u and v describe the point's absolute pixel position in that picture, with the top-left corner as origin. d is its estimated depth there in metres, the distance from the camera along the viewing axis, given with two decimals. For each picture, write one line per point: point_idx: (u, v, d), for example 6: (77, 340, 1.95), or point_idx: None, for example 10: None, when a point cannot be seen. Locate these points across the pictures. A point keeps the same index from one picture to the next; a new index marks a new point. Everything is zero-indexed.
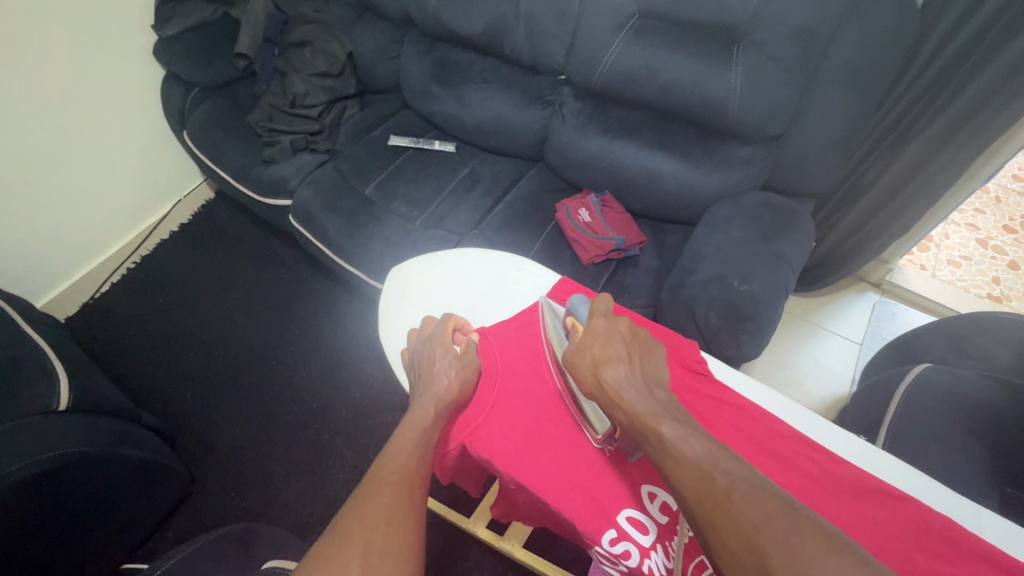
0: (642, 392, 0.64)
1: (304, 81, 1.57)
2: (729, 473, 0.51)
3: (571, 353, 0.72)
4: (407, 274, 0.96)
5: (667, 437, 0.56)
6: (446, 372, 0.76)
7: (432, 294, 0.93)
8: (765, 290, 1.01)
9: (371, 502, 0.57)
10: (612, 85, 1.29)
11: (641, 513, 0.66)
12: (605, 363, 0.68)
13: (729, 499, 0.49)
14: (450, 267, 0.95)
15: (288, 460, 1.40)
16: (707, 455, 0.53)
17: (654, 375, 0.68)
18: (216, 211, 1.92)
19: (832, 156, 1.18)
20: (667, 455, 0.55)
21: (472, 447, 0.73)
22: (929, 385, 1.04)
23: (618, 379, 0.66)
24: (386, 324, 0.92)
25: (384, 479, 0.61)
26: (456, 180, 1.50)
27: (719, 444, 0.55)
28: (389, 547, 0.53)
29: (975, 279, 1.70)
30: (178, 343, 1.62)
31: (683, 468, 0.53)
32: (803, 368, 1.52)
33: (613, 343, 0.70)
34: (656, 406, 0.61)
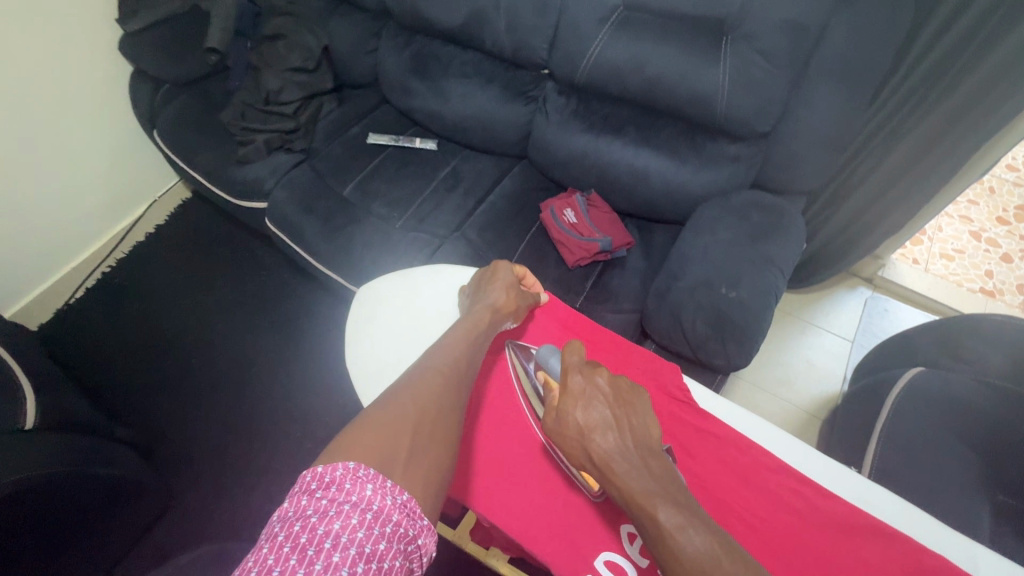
0: (636, 464, 0.59)
1: (277, 77, 1.51)
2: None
3: (552, 419, 0.66)
4: (375, 294, 0.90)
5: (665, 527, 0.53)
6: (502, 289, 0.83)
7: (405, 311, 0.88)
8: (754, 296, 0.98)
9: (418, 393, 0.61)
10: (596, 80, 1.24)
11: (620, 556, 0.66)
12: (590, 430, 0.63)
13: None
14: (423, 283, 0.91)
15: (271, 470, 1.37)
16: (708, 553, 0.50)
17: (644, 436, 0.62)
18: (193, 212, 1.86)
19: (823, 153, 1.14)
20: (664, 548, 0.52)
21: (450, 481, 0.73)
22: (921, 391, 1.01)
23: (607, 450, 0.61)
24: (354, 344, 0.85)
25: (436, 370, 0.66)
26: (437, 180, 1.45)
27: (718, 533, 0.52)
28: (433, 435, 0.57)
29: (967, 273, 1.67)
30: (156, 351, 1.57)
31: (681, 568, 0.51)
32: (793, 367, 1.50)
33: (594, 406, 0.64)
34: (652, 483, 0.57)
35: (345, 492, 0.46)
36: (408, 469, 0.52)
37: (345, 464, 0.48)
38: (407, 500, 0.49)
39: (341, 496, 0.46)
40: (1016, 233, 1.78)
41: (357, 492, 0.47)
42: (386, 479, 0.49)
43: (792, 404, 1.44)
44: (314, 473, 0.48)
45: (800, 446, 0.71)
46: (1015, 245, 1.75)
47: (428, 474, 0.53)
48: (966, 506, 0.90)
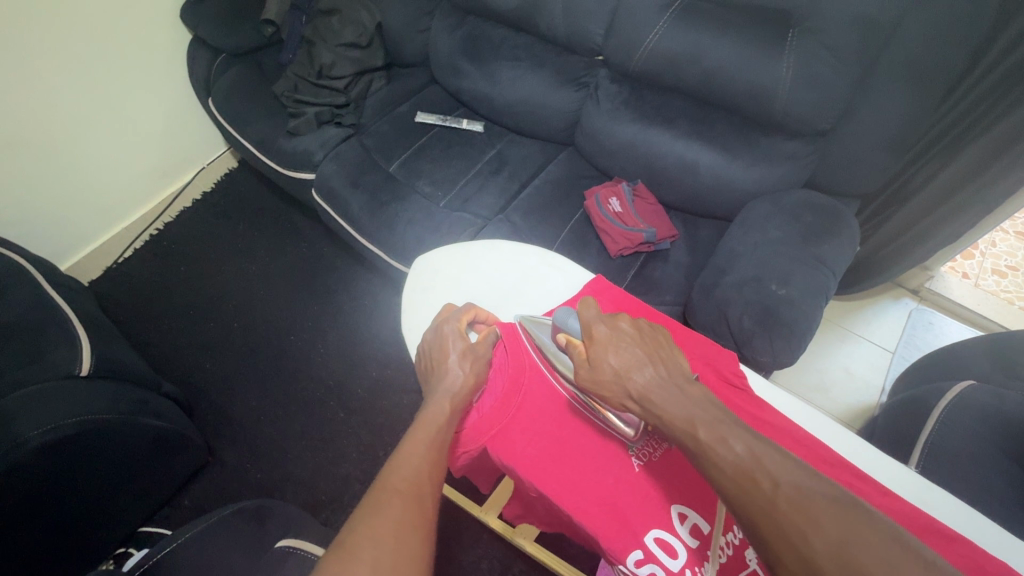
0: (673, 392, 0.58)
1: (330, 51, 1.53)
2: (773, 476, 0.48)
3: (585, 370, 0.65)
4: (428, 267, 0.91)
5: (705, 442, 0.52)
6: (459, 363, 0.73)
7: (456, 287, 0.88)
8: (804, 294, 0.96)
9: (381, 508, 0.52)
10: (651, 70, 1.22)
11: (669, 534, 0.59)
12: (625, 370, 0.62)
13: (774, 507, 0.46)
14: (474, 259, 0.91)
15: (303, 435, 1.40)
16: (749, 458, 0.49)
17: (676, 368, 0.62)
18: (239, 181, 1.91)
19: (884, 156, 1.11)
20: (708, 460, 0.51)
21: (488, 445, 0.68)
22: (970, 403, 0.99)
23: (644, 382, 0.60)
24: (408, 315, 0.87)
25: (393, 488, 0.55)
26: (483, 162, 1.46)
27: (760, 441, 0.51)
28: (403, 557, 0.48)
29: (1020, 290, 1.61)
30: (198, 313, 1.63)
31: (726, 478, 0.49)
32: (830, 375, 1.48)
33: (624, 346, 0.64)
34: (689, 406, 0.56)
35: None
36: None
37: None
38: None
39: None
40: None
41: None
42: None
43: (827, 412, 1.42)
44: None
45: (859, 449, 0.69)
46: None
47: None
48: (1010, 523, 0.88)
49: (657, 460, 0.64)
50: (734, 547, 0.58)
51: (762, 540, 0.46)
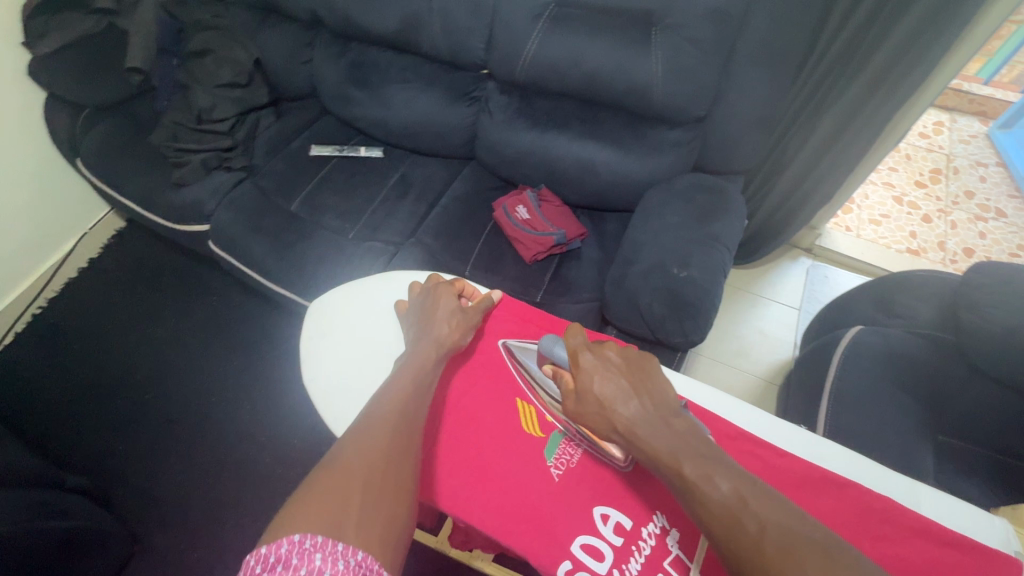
0: (656, 426, 0.60)
1: (208, 92, 1.44)
2: (758, 515, 0.50)
3: (573, 401, 0.67)
4: (327, 308, 0.83)
5: (692, 480, 0.54)
6: (447, 320, 0.75)
7: (361, 328, 0.81)
8: (704, 273, 1.02)
9: (366, 439, 0.58)
10: (537, 76, 1.25)
11: (596, 539, 0.63)
12: (610, 402, 0.64)
13: (762, 550, 0.48)
14: (374, 294, 0.85)
15: (241, 500, 1.32)
16: (733, 498, 0.52)
17: (662, 400, 0.63)
18: (129, 241, 1.76)
19: (755, 134, 1.20)
20: (692, 496, 0.54)
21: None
22: (861, 347, 1.09)
23: (628, 415, 0.62)
24: (310, 362, 0.77)
25: (380, 418, 0.61)
26: (388, 188, 1.44)
27: (741, 478, 0.53)
28: (388, 477, 0.55)
29: (895, 235, 1.79)
30: (102, 391, 1.49)
31: (713, 515, 0.51)
32: (748, 339, 1.59)
33: (610, 376, 0.65)
34: (673, 441, 0.58)
35: (294, 570, 0.44)
36: (358, 535, 0.49)
37: (289, 539, 0.46)
38: (361, 561, 0.47)
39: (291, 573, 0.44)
40: (933, 195, 1.90)
41: (305, 565, 0.45)
42: (337, 542, 0.47)
43: (750, 373, 1.52)
44: (258, 555, 0.45)
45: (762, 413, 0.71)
46: (934, 206, 1.87)
47: (384, 527, 0.51)
48: (911, 448, 0.97)
49: (575, 468, 0.68)
50: (656, 537, 0.63)
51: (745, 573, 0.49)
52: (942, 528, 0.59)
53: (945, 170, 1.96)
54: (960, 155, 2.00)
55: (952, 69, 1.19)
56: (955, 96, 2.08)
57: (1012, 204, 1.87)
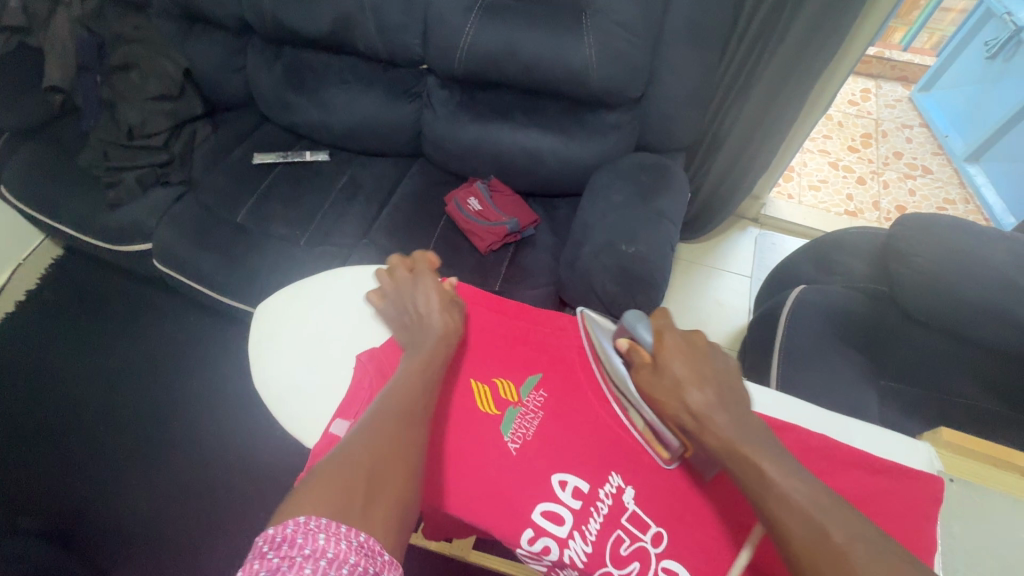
0: (736, 420, 0.55)
1: (138, 107, 1.39)
2: (845, 527, 0.47)
3: (645, 376, 0.61)
4: (273, 306, 0.74)
5: (772, 479, 0.50)
6: (440, 312, 0.66)
7: (315, 323, 0.71)
8: (652, 249, 1.05)
9: (374, 430, 0.53)
10: (475, 69, 1.26)
11: (557, 506, 0.62)
12: (687, 386, 0.57)
13: (852, 565, 0.45)
14: (325, 287, 0.74)
15: (214, 522, 1.29)
16: (814, 503, 0.48)
17: (740, 396, 0.58)
18: (70, 269, 1.68)
19: (691, 110, 1.23)
20: (774, 496, 0.50)
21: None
22: (805, 305, 1.15)
23: (704, 403, 0.56)
24: (257, 368, 0.68)
25: (384, 413, 0.55)
26: (336, 191, 1.41)
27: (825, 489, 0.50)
28: (395, 466, 0.51)
29: (833, 199, 1.89)
30: (54, 428, 1.42)
31: (798, 519, 0.48)
32: (706, 309, 1.64)
33: (694, 360, 0.59)
34: (752, 439, 0.53)
35: (299, 550, 0.41)
36: (362, 521, 0.45)
37: (294, 520, 0.43)
38: (364, 543, 0.44)
39: (294, 552, 0.40)
40: (865, 158, 2.01)
41: (310, 544, 0.41)
42: (341, 523, 0.44)
43: (711, 342, 1.58)
44: (263, 536, 0.42)
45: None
46: (867, 168, 1.98)
47: (387, 517, 0.48)
48: (857, 396, 1.03)
49: (532, 440, 0.66)
50: (613, 496, 0.61)
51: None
52: (877, 457, 0.58)
53: (875, 134, 2.07)
54: (887, 119, 2.11)
55: (866, 36, 1.25)
56: (878, 63, 2.19)
57: (937, 160, 1.99)
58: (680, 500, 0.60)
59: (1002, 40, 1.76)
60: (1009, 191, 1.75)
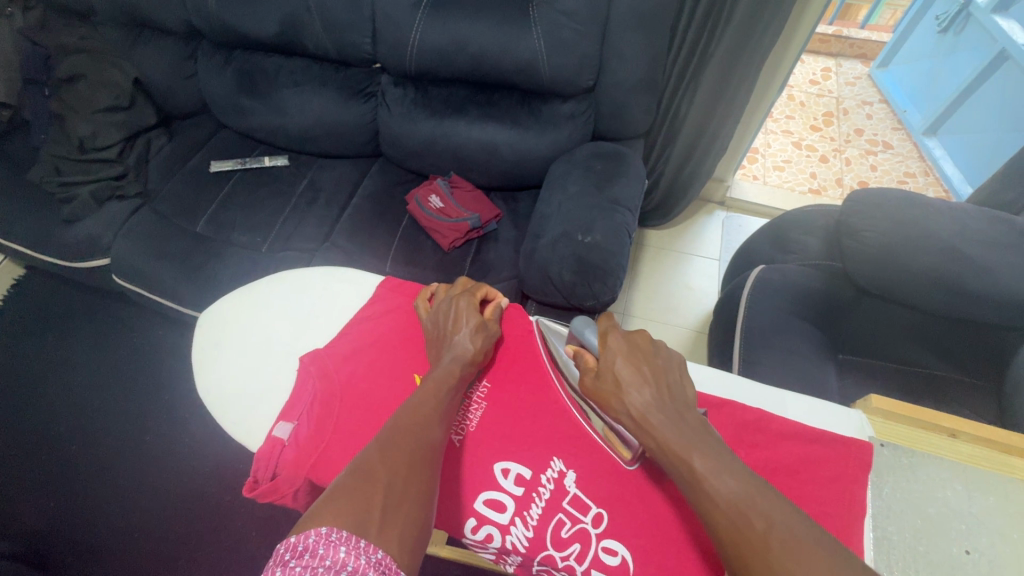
0: (672, 416, 0.56)
1: (87, 121, 1.36)
2: (765, 515, 0.48)
3: (590, 379, 0.63)
4: (218, 313, 0.71)
5: (698, 471, 0.52)
6: (470, 333, 0.63)
7: (263, 328, 0.68)
8: (607, 237, 1.06)
9: (389, 445, 0.52)
10: (427, 64, 1.25)
11: (499, 493, 0.62)
12: (627, 385, 0.59)
13: (766, 549, 0.46)
14: (272, 292, 0.71)
15: (191, 535, 1.28)
16: (742, 493, 0.49)
17: (681, 396, 0.60)
18: (33, 289, 1.65)
19: (644, 96, 1.23)
20: (700, 487, 0.51)
21: (310, 476, 0.56)
22: (764, 285, 1.17)
23: (644, 402, 0.58)
24: (200, 375, 0.65)
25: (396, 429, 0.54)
26: (296, 195, 1.40)
27: (755, 480, 0.51)
28: (412, 483, 0.50)
29: (797, 178, 1.91)
30: (23, 450, 1.40)
31: (716, 508, 0.49)
32: (676, 294, 1.66)
33: (634, 360, 0.61)
34: (687, 434, 0.55)
35: (320, 560, 0.40)
36: (380, 537, 0.45)
37: (316, 530, 0.43)
38: (384, 559, 0.43)
39: (314, 562, 0.40)
40: (827, 136, 2.03)
41: (331, 555, 0.41)
42: (360, 538, 0.43)
43: (681, 326, 1.59)
44: (285, 543, 0.42)
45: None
46: (829, 147, 2.00)
47: (406, 531, 0.47)
48: (816, 370, 1.04)
49: (475, 432, 0.66)
50: (555, 481, 0.62)
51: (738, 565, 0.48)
52: (808, 427, 0.60)
53: (837, 112, 2.10)
54: (848, 96, 2.14)
55: (814, 14, 1.26)
56: (837, 42, 2.21)
57: (897, 135, 2.01)
58: (621, 483, 0.61)
59: (952, 14, 1.79)
60: (967, 161, 1.78)
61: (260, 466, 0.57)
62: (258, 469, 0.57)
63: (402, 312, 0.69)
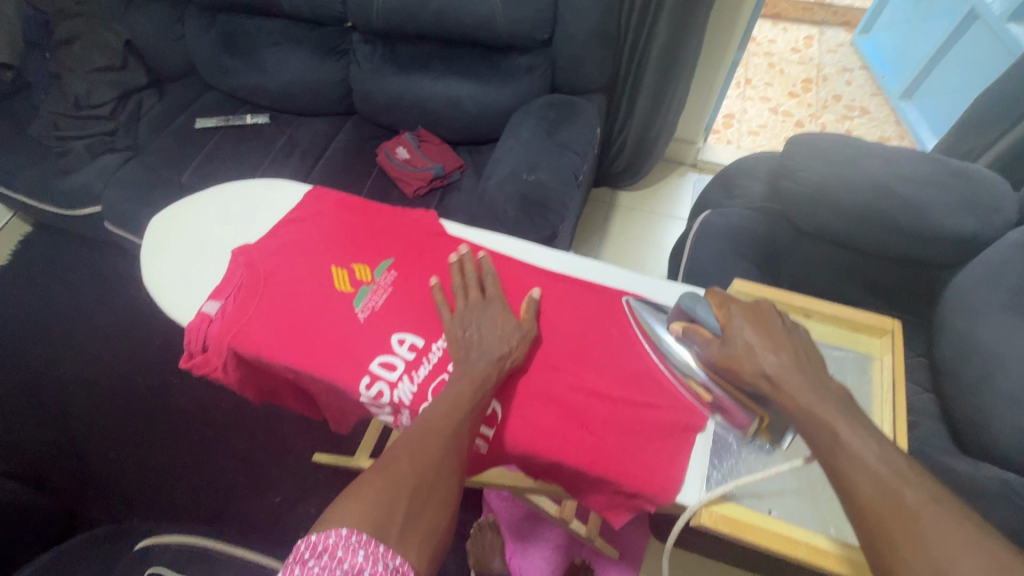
0: (808, 381, 0.56)
1: (83, 79, 1.46)
2: (914, 489, 0.48)
3: (716, 346, 0.61)
4: (165, 220, 0.82)
5: (845, 442, 0.52)
6: (508, 341, 0.64)
7: (202, 231, 0.80)
8: (551, 176, 1.12)
9: (417, 451, 0.56)
10: (392, 22, 1.31)
11: (391, 358, 0.65)
12: (759, 352, 0.58)
13: (922, 526, 0.46)
14: (208, 203, 0.82)
15: (177, 464, 1.38)
16: (892, 470, 0.50)
17: (810, 360, 0.59)
18: (39, 244, 1.77)
19: (598, 50, 1.27)
20: (850, 459, 0.51)
21: (231, 344, 0.67)
22: (707, 228, 1.22)
23: (778, 367, 0.57)
24: (149, 267, 0.77)
25: (428, 431, 0.58)
26: (275, 150, 1.49)
27: (902, 455, 0.51)
28: (433, 495, 0.54)
29: (770, 142, 1.94)
30: (27, 386, 1.52)
31: (869, 482, 0.49)
32: (643, 252, 1.72)
33: (766, 327, 0.60)
34: (829, 402, 0.55)
35: (338, 562, 0.45)
36: (401, 546, 0.49)
37: (337, 532, 0.47)
38: (400, 566, 0.48)
39: (332, 564, 0.45)
40: (804, 102, 2.05)
41: (349, 560, 0.45)
42: (378, 543, 0.48)
43: None
44: (307, 541, 0.46)
45: (520, 243, 0.81)
46: (806, 112, 2.02)
47: (424, 543, 0.51)
48: None
49: (380, 309, 0.69)
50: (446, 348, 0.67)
51: (887, 544, 0.47)
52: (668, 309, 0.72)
53: (816, 79, 2.11)
54: (828, 64, 2.15)
55: None
56: (820, 9, 2.22)
57: (875, 101, 2.03)
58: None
59: None
60: (940, 125, 1.78)
61: (193, 338, 0.68)
62: (192, 343, 0.69)
63: (323, 215, 0.78)
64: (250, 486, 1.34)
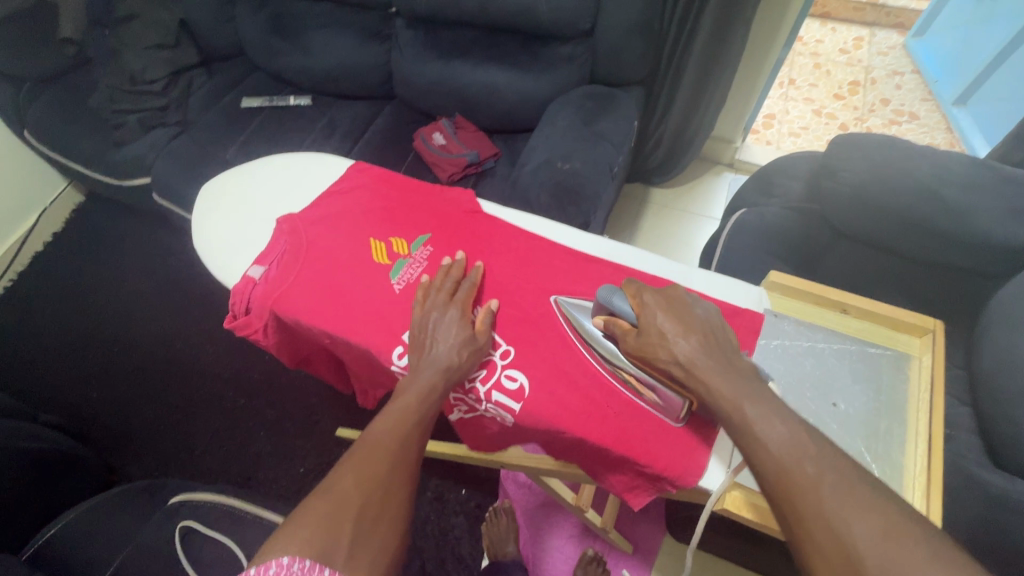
0: (719, 362, 0.57)
1: (139, 56, 1.52)
2: (817, 456, 0.49)
3: (632, 337, 0.62)
4: (215, 187, 0.86)
5: (750, 419, 0.52)
6: (451, 347, 0.64)
7: (250, 198, 0.83)
8: (586, 165, 1.13)
9: (363, 466, 0.53)
10: (435, 8, 1.33)
11: None
12: (671, 335, 0.59)
13: (820, 493, 0.47)
14: (256, 171, 0.86)
15: (209, 430, 1.44)
16: (793, 439, 0.50)
17: (723, 344, 0.59)
18: (92, 213, 1.85)
19: (639, 41, 1.26)
20: (755, 432, 0.51)
21: (273, 307, 0.70)
22: (742, 226, 1.20)
23: (690, 351, 0.58)
24: (198, 230, 0.80)
25: (374, 445, 0.55)
26: (316, 131, 1.53)
27: (804, 425, 0.51)
28: (383, 512, 0.51)
29: (812, 145, 1.89)
30: (74, 346, 1.61)
31: (771, 455, 0.50)
32: (674, 249, 1.70)
33: (675, 312, 0.61)
34: (738, 384, 0.55)
35: None
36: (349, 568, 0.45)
37: (278, 561, 0.43)
38: None
39: None
40: (850, 105, 1.99)
41: None
42: (323, 567, 0.44)
43: None
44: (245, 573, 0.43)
45: (555, 225, 0.82)
46: (851, 116, 1.96)
47: (375, 563, 0.48)
48: None
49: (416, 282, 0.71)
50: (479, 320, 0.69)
51: (793, 516, 0.47)
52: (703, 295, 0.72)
53: (864, 82, 2.04)
54: (878, 66, 2.08)
55: None
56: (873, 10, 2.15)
57: (925, 106, 1.95)
58: (526, 324, 0.70)
59: None
60: (994, 132, 1.71)
61: (237, 300, 0.72)
62: (236, 304, 0.72)
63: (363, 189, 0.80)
64: (276, 454, 1.38)
